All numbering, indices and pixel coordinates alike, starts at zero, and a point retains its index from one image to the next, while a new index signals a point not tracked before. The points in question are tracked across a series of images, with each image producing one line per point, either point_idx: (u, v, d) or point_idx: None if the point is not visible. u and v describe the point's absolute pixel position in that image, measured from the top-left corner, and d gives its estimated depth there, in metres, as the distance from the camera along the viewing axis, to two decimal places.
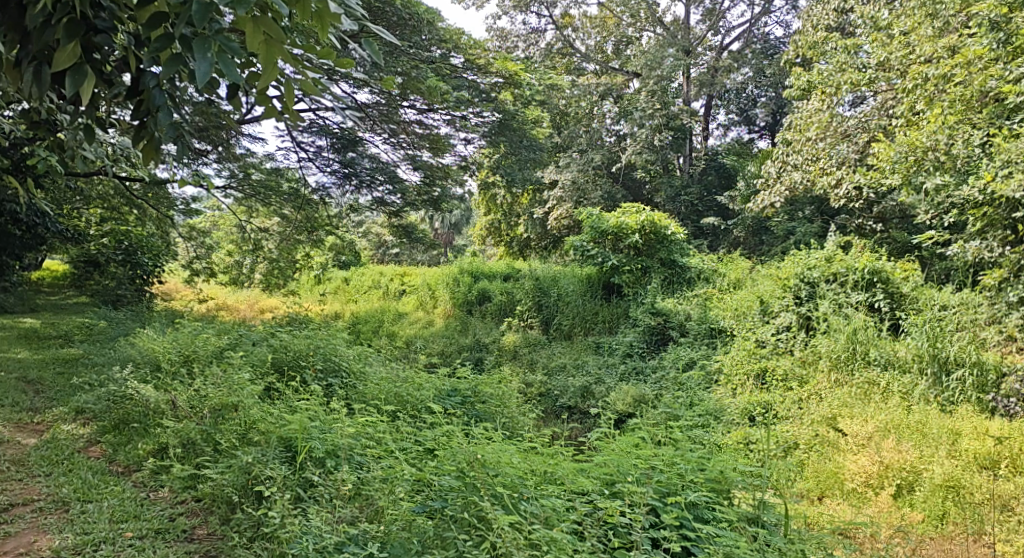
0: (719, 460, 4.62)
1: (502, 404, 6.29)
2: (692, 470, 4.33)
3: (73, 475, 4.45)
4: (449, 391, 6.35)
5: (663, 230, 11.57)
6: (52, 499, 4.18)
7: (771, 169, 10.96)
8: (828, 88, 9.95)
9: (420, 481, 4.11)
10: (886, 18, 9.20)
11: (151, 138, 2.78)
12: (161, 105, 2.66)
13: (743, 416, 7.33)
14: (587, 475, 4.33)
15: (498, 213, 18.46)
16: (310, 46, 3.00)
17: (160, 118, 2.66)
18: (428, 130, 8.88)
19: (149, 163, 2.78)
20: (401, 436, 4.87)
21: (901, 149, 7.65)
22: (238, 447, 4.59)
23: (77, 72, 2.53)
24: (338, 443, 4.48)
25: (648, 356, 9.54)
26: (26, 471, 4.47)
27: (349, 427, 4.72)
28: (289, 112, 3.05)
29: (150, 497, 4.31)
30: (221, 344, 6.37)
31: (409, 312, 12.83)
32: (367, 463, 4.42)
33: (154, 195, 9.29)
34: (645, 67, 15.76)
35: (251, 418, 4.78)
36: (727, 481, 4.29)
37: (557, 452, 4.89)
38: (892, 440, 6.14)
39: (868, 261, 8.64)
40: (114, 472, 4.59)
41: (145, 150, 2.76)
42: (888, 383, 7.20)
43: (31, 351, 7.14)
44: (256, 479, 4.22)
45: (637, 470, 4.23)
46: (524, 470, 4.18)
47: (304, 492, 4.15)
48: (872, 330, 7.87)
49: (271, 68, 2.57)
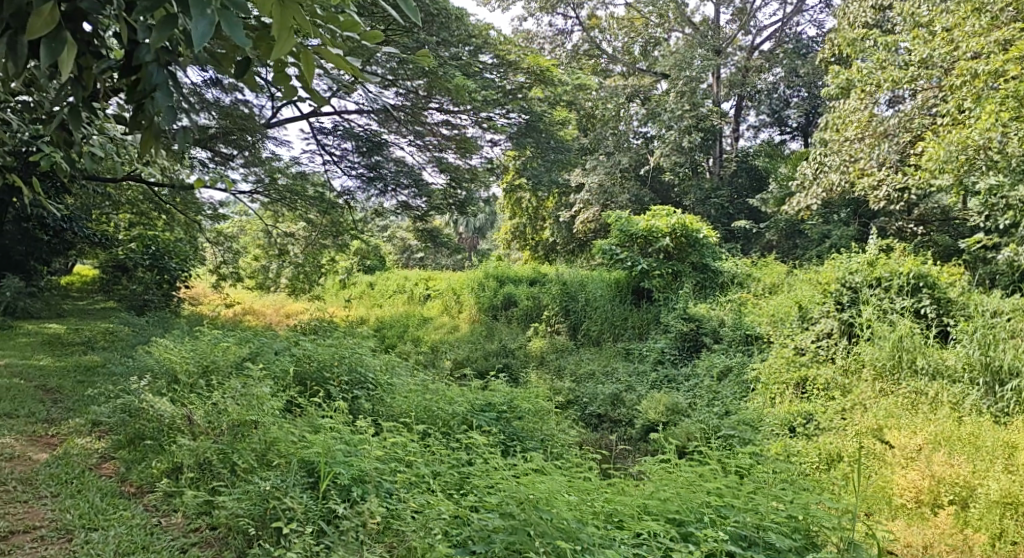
0: (802, 494, 4.42)
1: (540, 420, 6.08)
2: (774, 509, 4.12)
3: (81, 497, 4.26)
4: (484, 406, 6.12)
5: (695, 233, 11.23)
6: (55, 527, 3.96)
7: (807, 170, 10.62)
8: (867, 86, 9.57)
9: (458, 518, 3.92)
10: (929, 14, 8.85)
11: (152, 124, 2.59)
12: (160, 84, 2.45)
13: (782, 427, 7.10)
14: (649, 514, 4.10)
15: (523, 216, 18.21)
16: (334, 16, 2.65)
17: (158, 99, 2.44)
18: (456, 130, 8.68)
19: (147, 153, 2.60)
20: (434, 459, 4.74)
21: (951, 147, 7.26)
22: (258, 470, 4.40)
23: (55, 40, 2.25)
24: (363, 468, 4.29)
25: (680, 364, 9.34)
26: (32, 492, 4.29)
27: (376, 450, 4.55)
28: (315, 96, 2.74)
29: (161, 524, 4.09)
30: (242, 354, 6.23)
31: (434, 317, 12.67)
32: (397, 491, 4.23)
33: (181, 200, 9.23)
34: (673, 68, 15.35)
35: (270, 437, 4.61)
36: (810, 519, 4.04)
37: (608, 485, 4.64)
38: (943, 453, 5.84)
39: (913, 265, 8.28)
40: (126, 493, 4.41)
41: (145, 137, 2.58)
42: (936, 392, 6.85)
43: (54, 358, 7.05)
44: (275, 510, 4.00)
45: (711, 511, 4.06)
46: (580, 512, 3.93)
47: (327, 525, 3.94)
48: (918, 338, 7.51)
49: (285, 36, 2.27)
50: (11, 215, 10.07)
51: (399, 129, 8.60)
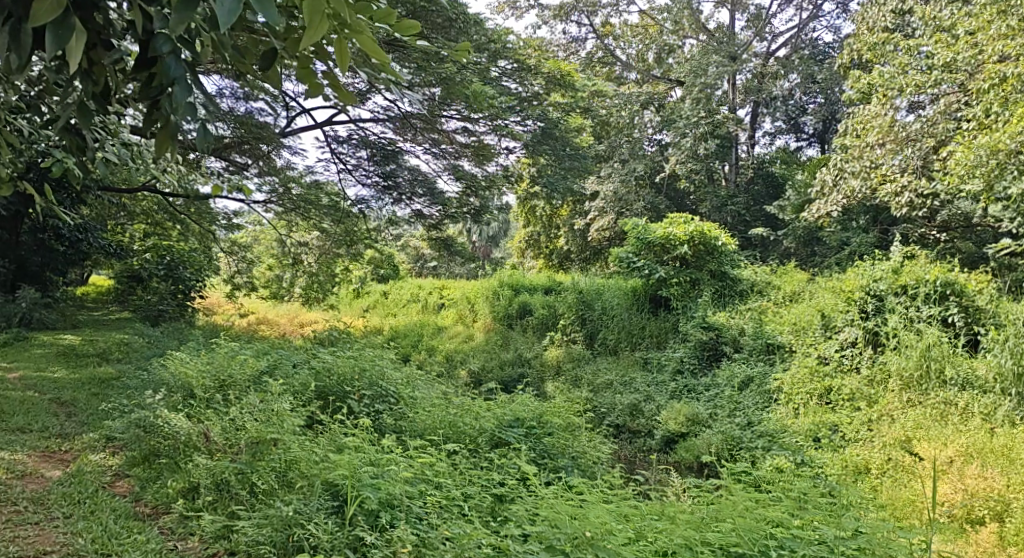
0: (863, 522, 4.27)
1: (568, 436, 5.97)
2: (839, 538, 3.97)
3: (94, 520, 4.16)
4: (512, 421, 6.02)
5: (714, 241, 11.04)
6: (67, 552, 3.84)
7: (828, 176, 10.43)
8: (889, 90, 9.23)
9: (499, 549, 3.79)
10: (952, 18, 8.67)
11: (169, 123, 2.49)
12: (178, 77, 2.35)
13: (807, 438, 6.99)
14: (706, 546, 3.94)
15: (538, 225, 18.08)
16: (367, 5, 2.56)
17: (176, 95, 2.34)
18: (473, 138, 8.61)
19: (164, 154, 2.50)
20: (464, 482, 4.68)
21: (980, 152, 7.10)
22: (279, 492, 4.31)
23: (61, 27, 2.17)
24: (392, 492, 4.16)
25: (700, 374, 9.22)
26: (44, 513, 4.18)
27: (404, 471, 4.45)
28: (343, 94, 2.68)
29: (177, 549, 4.01)
30: (259, 367, 6.15)
31: (449, 326, 12.59)
32: (428, 516, 4.13)
33: (196, 210, 9.20)
34: (688, 75, 15.24)
35: (290, 456, 4.50)
36: (877, 549, 3.88)
37: (648, 508, 4.48)
38: (976, 465, 5.66)
39: (939, 272, 8.04)
40: (141, 514, 4.33)
41: (161, 137, 2.47)
42: (967, 403, 6.68)
43: (69, 370, 6.99)
44: (298, 538, 3.91)
45: (772, 542, 3.92)
46: (634, 548, 3.79)
47: (354, 554, 3.82)
48: (947, 346, 7.32)
49: (318, 22, 2.20)
50: (28, 226, 10.07)
51: (416, 136, 8.62)
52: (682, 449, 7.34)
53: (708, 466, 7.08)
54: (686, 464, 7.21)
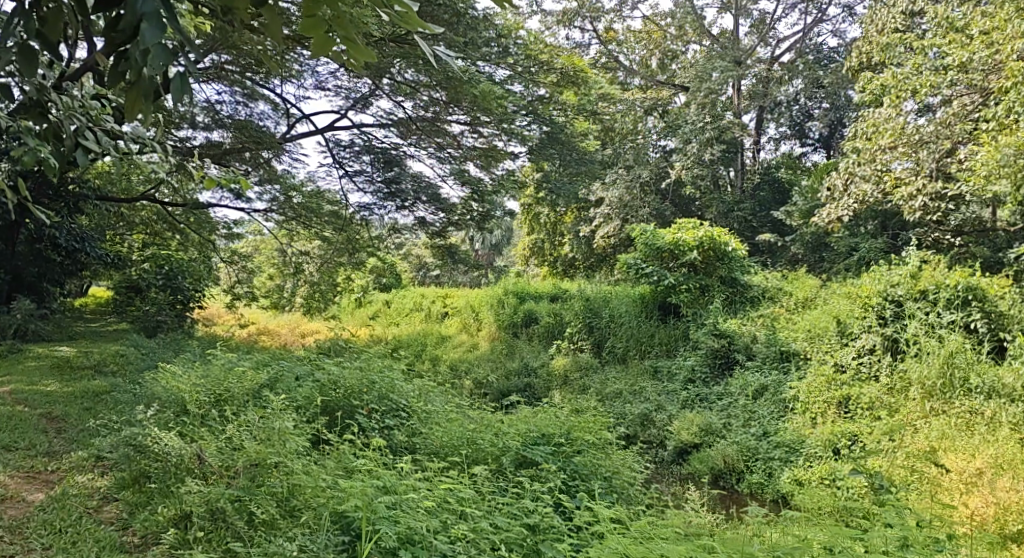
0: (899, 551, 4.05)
1: (598, 453, 5.76)
2: None
3: (75, 552, 3.91)
4: (536, 437, 5.82)
5: (723, 247, 10.77)
6: None
7: (839, 180, 10.07)
8: (902, 92, 8.95)
9: None
10: (964, 18, 8.48)
11: (141, 78, 2.21)
12: (147, 11, 2.07)
13: (826, 448, 6.78)
14: None
15: (542, 232, 17.84)
16: None
17: (145, 33, 2.06)
18: (480, 141, 8.36)
19: (134, 114, 2.22)
20: (490, 513, 4.45)
21: (1007, 151, 6.88)
22: (282, 523, 4.06)
23: None
24: (411, 525, 3.93)
25: (711, 383, 9.00)
26: (22, 544, 3.94)
27: (425, 500, 4.24)
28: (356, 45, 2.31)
29: None
30: (259, 380, 5.93)
31: (452, 335, 12.34)
32: (454, 553, 3.88)
33: (194, 219, 9.01)
34: (693, 80, 15.11)
35: (296, 482, 4.31)
36: None
37: (685, 542, 4.24)
38: (1007, 477, 5.40)
39: (961, 277, 7.75)
40: (129, 545, 4.08)
41: (130, 96, 2.19)
42: (995, 412, 6.41)
43: (62, 384, 6.76)
44: None
45: None
46: None
47: None
48: (971, 353, 7.07)
49: None
50: (24, 235, 9.88)
51: (421, 140, 8.45)
52: (696, 461, 7.18)
53: (722, 478, 6.94)
54: (701, 475, 7.01)
